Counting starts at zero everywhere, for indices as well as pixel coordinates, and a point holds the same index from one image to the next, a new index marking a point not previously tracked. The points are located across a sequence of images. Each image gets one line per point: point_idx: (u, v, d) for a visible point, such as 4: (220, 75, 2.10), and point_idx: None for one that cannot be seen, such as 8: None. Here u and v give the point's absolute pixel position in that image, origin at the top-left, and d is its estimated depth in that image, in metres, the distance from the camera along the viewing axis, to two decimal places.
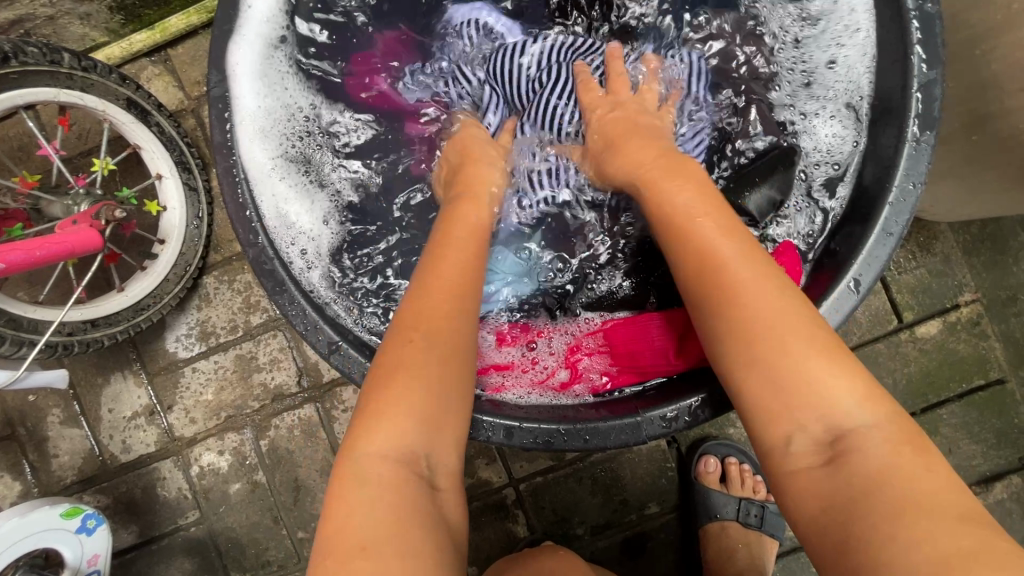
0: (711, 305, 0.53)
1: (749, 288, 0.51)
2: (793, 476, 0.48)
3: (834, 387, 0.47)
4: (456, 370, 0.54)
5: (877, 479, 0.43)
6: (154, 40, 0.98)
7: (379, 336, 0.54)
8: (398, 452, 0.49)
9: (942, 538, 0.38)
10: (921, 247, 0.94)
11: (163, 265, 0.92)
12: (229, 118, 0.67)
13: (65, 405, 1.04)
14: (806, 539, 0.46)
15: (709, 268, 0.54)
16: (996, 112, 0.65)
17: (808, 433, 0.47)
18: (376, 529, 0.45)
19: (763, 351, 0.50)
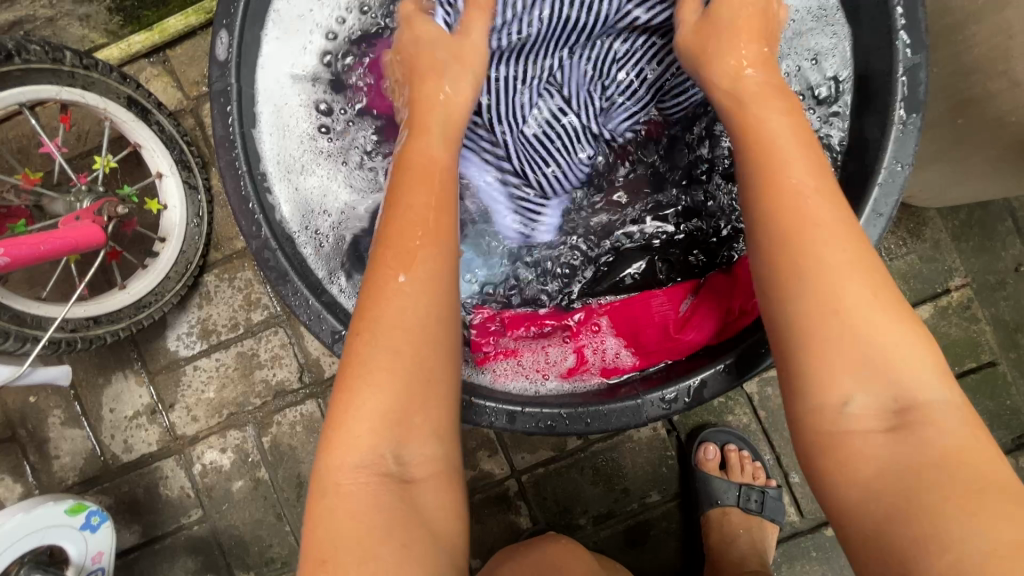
0: (791, 241, 0.49)
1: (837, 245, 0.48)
2: (841, 439, 0.46)
3: (907, 363, 0.46)
4: (424, 369, 0.53)
5: (935, 463, 0.42)
6: (152, 41, 0.99)
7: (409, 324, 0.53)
8: (366, 457, 0.50)
9: (983, 521, 0.39)
10: (910, 233, 0.96)
11: (164, 262, 0.92)
12: (232, 111, 0.68)
13: (66, 405, 1.04)
14: (848, 501, 0.45)
15: (803, 222, 0.49)
16: (980, 96, 0.66)
17: (873, 399, 0.46)
18: (349, 544, 0.48)
19: (824, 287, 0.47)
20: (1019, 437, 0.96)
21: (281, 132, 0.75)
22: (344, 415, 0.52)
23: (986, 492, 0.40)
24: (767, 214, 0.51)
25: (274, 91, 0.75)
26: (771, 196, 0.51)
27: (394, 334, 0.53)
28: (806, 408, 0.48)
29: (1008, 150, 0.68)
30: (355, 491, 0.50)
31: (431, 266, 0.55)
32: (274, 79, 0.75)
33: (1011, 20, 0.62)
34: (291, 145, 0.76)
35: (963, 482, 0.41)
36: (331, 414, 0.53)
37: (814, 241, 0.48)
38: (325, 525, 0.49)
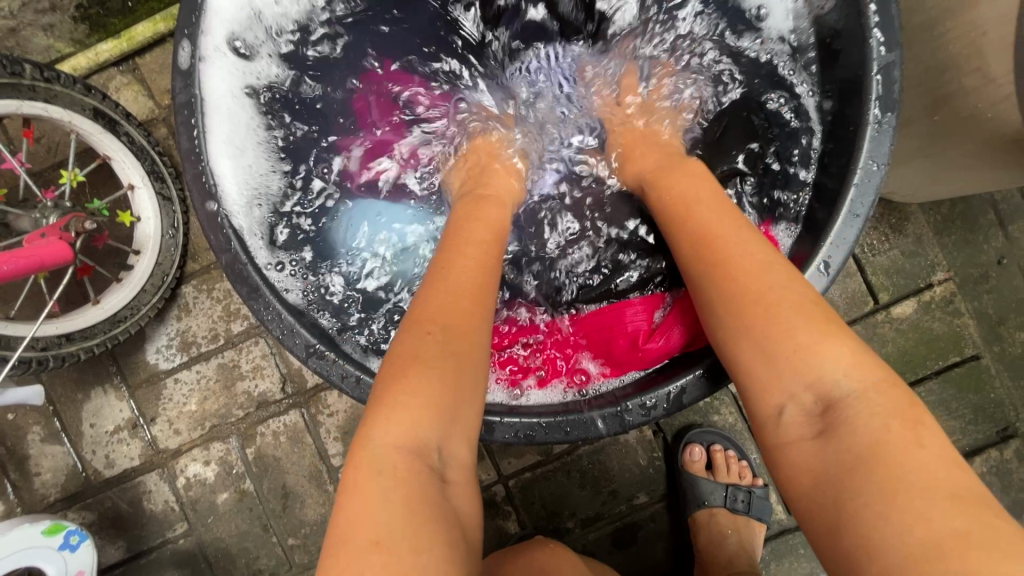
0: (717, 285, 0.56)
1: (761, 271, 0.54)
2: (786, 451, 0.50)
3: (829, 363, 0.49)
4: (475, 357, 0.53)
5: (863, 457, 0.44)
6: (120, 50, 0.96)
7: (466, 324, 0.54)
8: (410, 451, 0.47)
9: (916, 520, 0.40)
10: (893, 229, 0.96)
11: (139, 275, 0.91)
12: (196, 125, 0.67)
13: (45, 422, 1.02)
14: (804, 513, 0.48)
15: (715, 249, 0.57)
16: (956, 93, 0.66)
17: (801, 406, 0.50)
18: (400, 522, 0.44)
19: (751, 326, 0.52)
20: (1004, 430, 0.96)
21: (235, 117, 0.71)
22: (388, 404, 0.49)
23: (902, 487, 0.42)
24: (698, 263, 0.59)
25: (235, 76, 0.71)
26: (693, 254, 0.59)
27: (450, 330, 0.53)
28: (756, 420, 0.53)
29: (983, 146, 0.68)
30: (404, 475, 0.46)
31: (424, 290, 0.56)
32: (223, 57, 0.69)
33: (983, 18, 0.61)
34: (245, 131, 0.72)
35: (864, 470, 0.44)
36: (370, 404, 0.50)
37: (735, 285, 0.54)
38: (361, 513, 0.45)
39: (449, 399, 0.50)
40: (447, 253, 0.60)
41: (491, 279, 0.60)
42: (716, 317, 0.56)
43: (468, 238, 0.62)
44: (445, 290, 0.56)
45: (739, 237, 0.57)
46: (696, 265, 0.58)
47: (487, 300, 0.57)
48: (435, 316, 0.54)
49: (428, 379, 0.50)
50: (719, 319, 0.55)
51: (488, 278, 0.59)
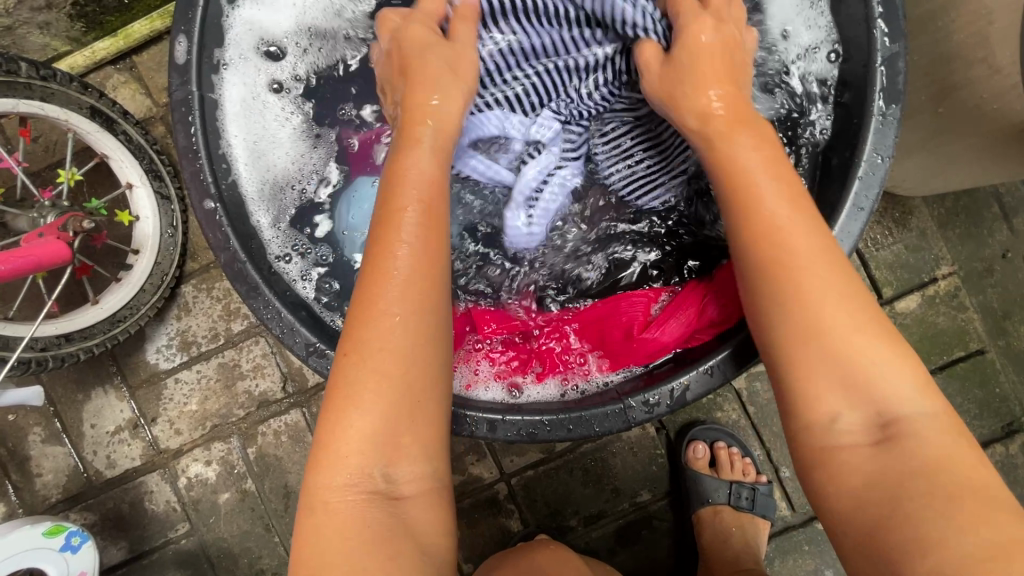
0: (776, 288, 0.51)
1: (822, 275, 0.50)
2: (836, 455, 0.49)
3: (889, 385, 0.48)
4: (417, 365, 0.52)
5: (919, 475, 0.44)
6: (117, 47, 0.97)
7: (416, 329, 0.52)
8: (354, 475, 0.49)
9: (975, 530, 0.41)
10: (896, 223, 0.95)
11: (138, 274, 0.90)
12: (194, 122, 0.67)
13: (46, 423, 1.02)
14: (839, 518, 0.48)
15: (777, 242, 0.52)
16: (961, 84, 0.65)
17: (859, 416, 0.48)
18: (339, 556, 0.47)
19: (812, 320, 0.50)
20: (1009, 425, 0.96)
21: (253, 118, 0.73)
22: (333, 431, 0.50)
23: (960, 497, 0.43)
24: (748, 239, 0.53)
25: (248, 76, 0.73)
26: (755, 243, 0.53)
27: (395, 344, 0.51)
28: (798, 428, 0.51)
29: (988, 137, 0.67)
30: (349, 511, 0.49)
31: (372, 283, 0.52)
32: (234, 63, 0.72)
33: (988, 7, 0.60)
34: (265, 129, 0.74)
35: (920, 475, 0.44)
36: (320, 425, 0.51)
37: (792, 279, 0.50)
38: (317, 541, 0.49)
39: (392, 417, 0.50)
40: (387, 236, 0.53)
41: (439, 270, 0.54)
42: (768, 306, 0.52)
43: (404, 209, 0.54)
44: (390, 282, 0.52)
45: (789, 226, 0.52)
46: (754, 249, 0.53)
47: (434, 300, 0.53)
48: (382, 328, 0.51)
49: (375, 398, 0.50)
50: (781, 326, 0.51)
51: (435, 269, 0.54)
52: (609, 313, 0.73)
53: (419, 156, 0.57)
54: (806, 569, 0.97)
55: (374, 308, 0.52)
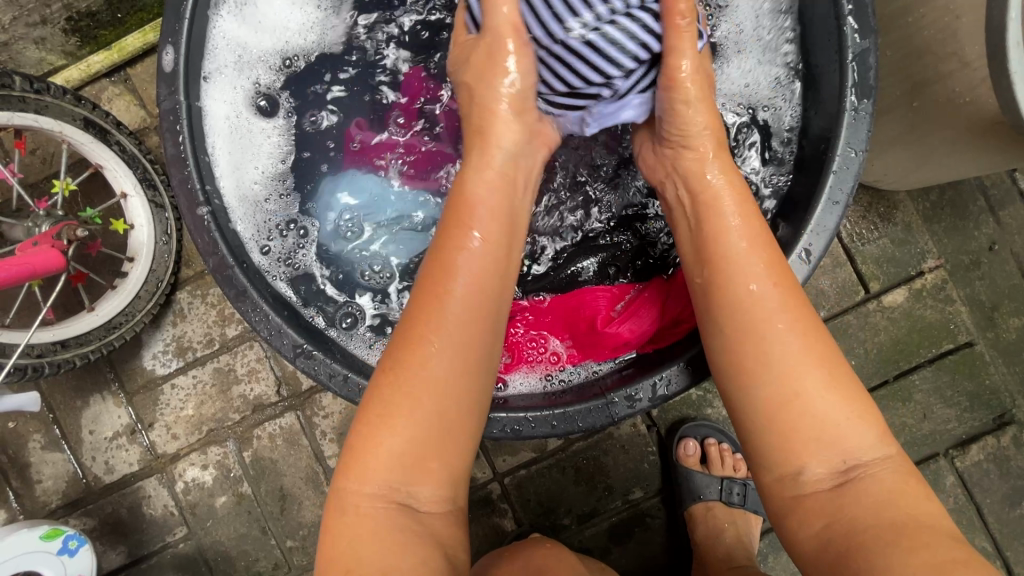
0: (743, 348, 0.55)
1: (787, 336, 0.54)
2: (799, 501, 0.53)
3: (849, 436, 0.52)
4: (457, 392, 0.55)
5: (872, 513, 0.49)
6: (112, 60, 0.99)
7: (454, 366, 0.55)
8: (382, 486, 0.53)
9: (918, 553, 0.45)
10: (881, 217, 0.96)
11: (133, 282, 0.92)
12: (181, 131, 0.68)
13: (45, 429, 1.04)
14: (806, 556, 0.52)
15: (749, 309, 0.55)
16: (933, 78, 0.66)
17: (823, 467, 0.52)
18: (369, 551, 0.51)
19: (769, 379, 0.54)
20: (1000, 417, 0.96)
21: (240, 136, 0.76)
22: (373, 441, 0.54)
23: (911, 530, 0.47)
24: (710, 310, 0.58)
25: (230, 92, 0.75)
26: (724, 308, 0.56)
27: (441, 376, 0.55)
28: (771, 478, 0.54)
29: (961, 130, 0.68)
30: (374, 516, 0.53)
31: (424, 316, 0.56)
32: (217, 77, 0.74)
33: (955, 3, 0.61)
34: (255, 145, 0.77)
35: (869, 512, 0.49)
36: (355, 433, 0.55)
37: (753, 345, 0.54)
38: (344, 540, 0.52)
39: (423, 442, 0.54)
40: (445, 271, 0.57)
41: (491, 308, 0.58)
42: (726, 377, 0.56)
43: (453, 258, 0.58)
44: (435, 318, 0.56)
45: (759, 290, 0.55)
46: (712, 319, 0.57)
47: (482, 339, 0.57)
48: (429, 359, 0.55)
49: (410, 419, 0.54)
50: (762, 388, 0.54)
51: (486, 309, 0.58)
52: (576, 305, 0.75)
53: (469, 253, 0.58)
54: None
55: (421, 336, 0.55)
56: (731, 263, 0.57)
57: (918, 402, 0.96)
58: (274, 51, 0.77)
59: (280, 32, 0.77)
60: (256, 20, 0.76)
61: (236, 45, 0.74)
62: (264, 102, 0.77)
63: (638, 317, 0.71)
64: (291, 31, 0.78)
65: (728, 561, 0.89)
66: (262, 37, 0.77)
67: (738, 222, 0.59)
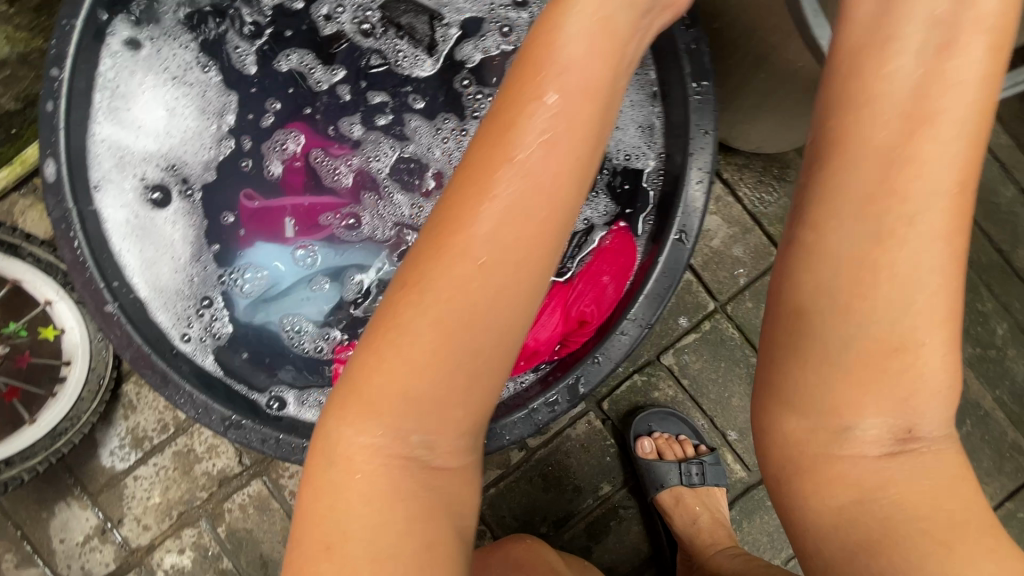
0: (853, 229, 0.45)
1: (918, 253, 0.44)
2: (832, 461, 0.46)
3: (930, 404, 0.45)
4: (486, 327, 0.47)
5: (926, 495, 0.44)
6: (14, 172, 1.00)
7: (478, 310, 0.46)
8: (382, 441, 0.48)
9: (972, 555, 0.42)
10: (777, 178, 1.00)
11: (73, 384, 0.93)
12: (75, 235, 0.70)
13: (16, 547, 1.03)
14: (815, 522, 0.47)
15: (890, 196, 0.44)
16: (768, 51, 0.70)
17: (881, 427, 0.45)
18: (359, 512, 0.48)
19: (899, 284, 0.44)
20: None
21: (144, 234, 0.78)
22: (375, 377, 0.47)
23: (961, 528, 0.43)
24: (853, 171, 0.45)
25: (123, 195, 0.77)
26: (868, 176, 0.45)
27: (462, 320, 0.46)
28: (820, 419, 0.46)
29: (806, 94, 0.72)
30: (365, 473, 0.48)
31: (512, 223, 0.46)
32: (107, 182, 0.76)
33: None
34: (159, 239, 0.79)
35: (921, 503, 0.44)
36: (356, 362, 0.49)
37: (886, 231, 0.44)
38: (328, 497, 0.49)
39: (427, 401, 0.47)
40: (484, 179, 0.46)
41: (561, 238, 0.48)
42: (822, 279, 0.45)
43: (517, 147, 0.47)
44: (514, 226, 0.46)
45: (912, 181, 0.44)
46: (854, 178, 0.45)
47: (523, 283, 0.47)
48: (489, 284, 0.46)
49: (413, 370, 0.46)
50: (879, 297, 0.44)
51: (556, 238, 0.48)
52: None
53: (527, 159, 0.46)
54: (774, 524, 1.00)
55: (455, 255, 0.46)
56: (881, 121, 0.45)
57: None
58: (159, 152, 0.80)
59: (162, 132, 0.81)
60: (137, 124, 0.79)
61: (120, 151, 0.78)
62: (159, 197, 0.80)
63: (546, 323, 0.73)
64: (174, 128, 0.81)
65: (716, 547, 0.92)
66: (146, 139, 0.80)
67: (966, 92, 0.45)
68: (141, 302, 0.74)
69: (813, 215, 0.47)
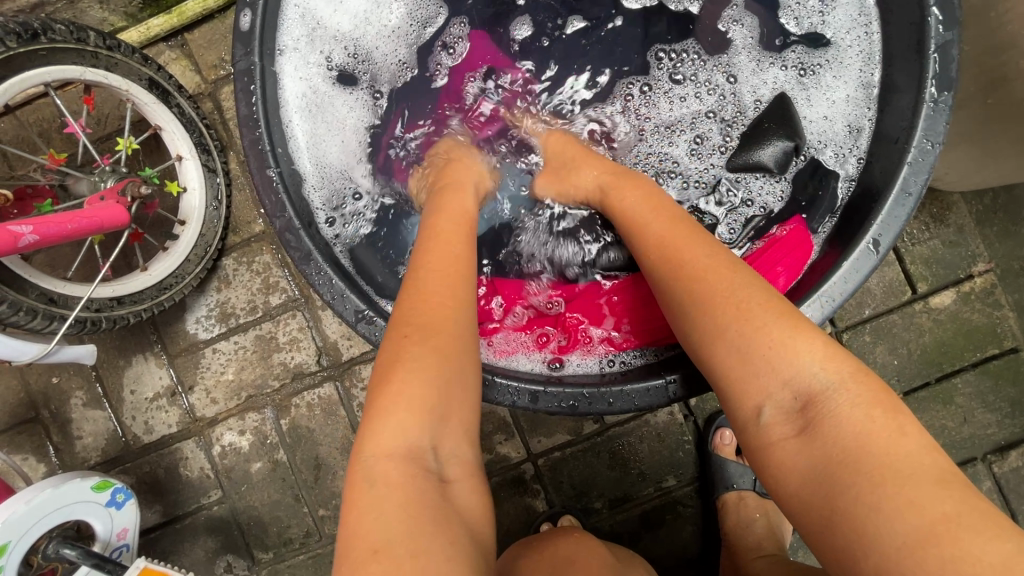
0: (677, 292, 0.57)
1: (727, 293, 0.53)
2: (770, 451, 0.50)
3: (800, 365, 0.49)
4: (459, 357, 0.55)
5: (843, 454, 0.45)
6: (171, 24, 0.99)
7: (432, 326, 0.55)
8: (410, 449, 0.50)
9: (907, 511, 0.40)
10: (934, 217, 0.95)
11: (184, 244, 0.93)
12: (255, 90, 0.68)
13: (88, 386, 1.05)
14: (787, 497, 0.48)
15: (679, 265, 0.57)
16: (1013, 74, 0.65)
17: (778, 405, 0.50)
18: (398, 525, 0.46)
19: (734, 339, 0.52)
20: None
21: (314, 110, 0.76)
22: (383, 405, 0.52)
23: (884, 479, 0.42)
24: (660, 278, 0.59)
25: (302, 65, 0.76)
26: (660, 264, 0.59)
27: (428, 344, 0.54)
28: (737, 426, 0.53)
29: None
30: (402, 482, 0.49)
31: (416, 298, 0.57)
32: (291, 48, 0.74)
33: None
34: (327, 120, 0.77)
35: (852, 457, 0.44)
36: (369, 410, 0.53)
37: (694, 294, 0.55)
38: (369, 515, 0.47)
39: (430, 403, 0.52)
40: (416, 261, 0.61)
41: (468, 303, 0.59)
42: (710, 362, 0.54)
43: (430, 236, 0.63)
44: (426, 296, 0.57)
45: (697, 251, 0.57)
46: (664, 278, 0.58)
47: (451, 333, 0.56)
48: (415, 325, 0.55)
49: (416, 377, 0.52)
50: (705, 325, 0.54)
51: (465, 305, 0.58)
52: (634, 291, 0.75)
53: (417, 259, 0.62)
54: None
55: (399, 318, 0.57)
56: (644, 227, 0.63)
57: (960, 405, 0.95)
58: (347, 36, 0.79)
59: (355, 16, 0.79)
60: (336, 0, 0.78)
61: (311, 21, 0.76)
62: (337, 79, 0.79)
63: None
64: (370, 17, 0.80)
65: (759, 550, 0.90)
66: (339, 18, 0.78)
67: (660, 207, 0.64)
68: (295, 177, 0.72)
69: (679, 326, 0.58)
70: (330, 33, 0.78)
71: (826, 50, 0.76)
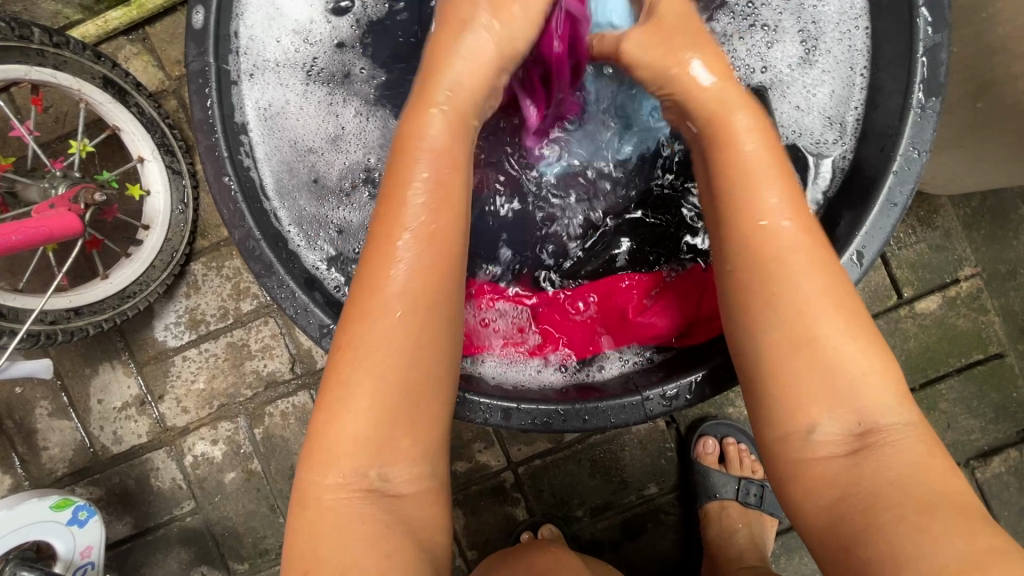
0: (752, 278, 0.50)
1: (807, 291, 0.48)
2: (806, 467, 0.47)
3: (859, 385, 0.46)
4: (425, 364, 0.50)
5: (894, 481, 0.43)
6: (130, 18, 0.94)
7: (403, 318, 0.49)
8: (351, 473, 0.48)
9: (957, 537, 0.39)
10: (921, 221, 0.93)
11: (148, 250, 0.89)
12: (210, 93, 0.65)
13: (53, 396, 1.02)
14: (814, 530, 0.45)
15: (765, 248, 0.49)
16: (1002, 78, 0.63)
17: (838, 425, 0.46)
18: (339, 548, 0.46)
19: (810, 349, 0.47)
20: None
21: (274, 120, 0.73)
22: (334, 414, 0.49)
23: (930, 504, 0.41)
24: (732, 256, 0.51)
25: (276, 88, 0.73)
26: (744, 242, 0.50)
27: (394, 340, 0.49)
28: (772, 437, 0.49)
29: None
30: (337, 506, 0.48)
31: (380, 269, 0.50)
32: (263, 68, 0.72)
33: None
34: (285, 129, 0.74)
35: (904, 485, 0.42)
36: (316, 419, 0.50)
37: (778, 270, 0.49)
38: (307, 537, 0.47)
39: (387, 413, 0.48)
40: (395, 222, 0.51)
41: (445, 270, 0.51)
42: (758, 354, 0.49)
43: (407, 209, 0.51)
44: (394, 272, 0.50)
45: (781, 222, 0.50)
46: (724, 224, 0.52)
47: (428, 320, 0.50)
48: (380, 315, 0.49)
49: (377, 380, 0.48)
50: (769, 330, 0.48)
51: (436, 272, 0.51)
52: (610, 296, 0.73)
53: (399, 226, 0.51)
54: (812, 568, 0.97)
55: (370, 304, 0.49)
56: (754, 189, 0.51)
57: (943, 411, 0.94)
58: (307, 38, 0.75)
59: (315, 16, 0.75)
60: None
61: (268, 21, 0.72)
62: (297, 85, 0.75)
63: (672, 311, 0.70)
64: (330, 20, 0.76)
65: (741, 561, 0.88)
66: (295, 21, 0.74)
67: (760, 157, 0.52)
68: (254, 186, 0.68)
69: (734, 326, 0.52)
70: (321, 57, 0.75)
71: (807, 52, 0.73)
